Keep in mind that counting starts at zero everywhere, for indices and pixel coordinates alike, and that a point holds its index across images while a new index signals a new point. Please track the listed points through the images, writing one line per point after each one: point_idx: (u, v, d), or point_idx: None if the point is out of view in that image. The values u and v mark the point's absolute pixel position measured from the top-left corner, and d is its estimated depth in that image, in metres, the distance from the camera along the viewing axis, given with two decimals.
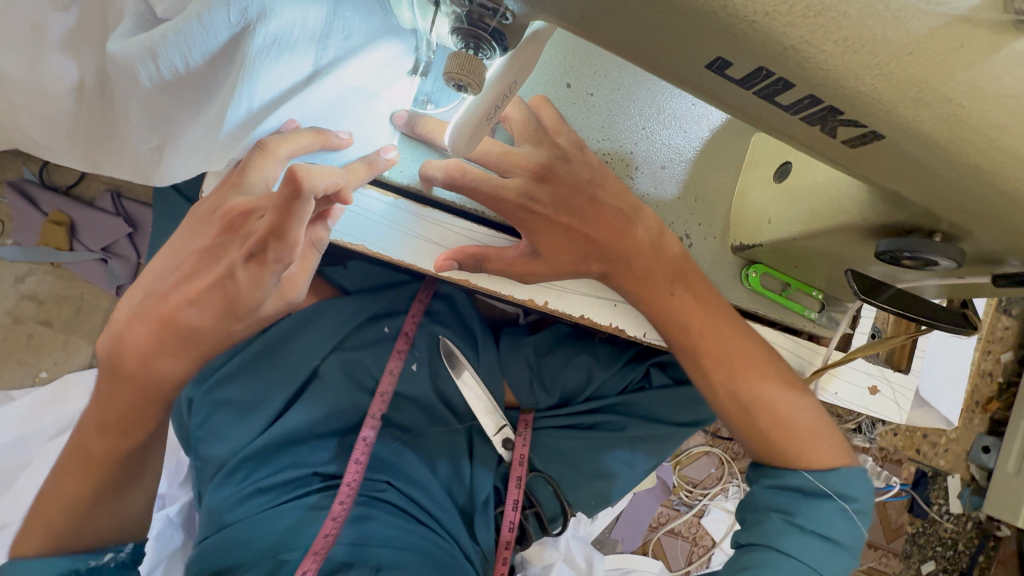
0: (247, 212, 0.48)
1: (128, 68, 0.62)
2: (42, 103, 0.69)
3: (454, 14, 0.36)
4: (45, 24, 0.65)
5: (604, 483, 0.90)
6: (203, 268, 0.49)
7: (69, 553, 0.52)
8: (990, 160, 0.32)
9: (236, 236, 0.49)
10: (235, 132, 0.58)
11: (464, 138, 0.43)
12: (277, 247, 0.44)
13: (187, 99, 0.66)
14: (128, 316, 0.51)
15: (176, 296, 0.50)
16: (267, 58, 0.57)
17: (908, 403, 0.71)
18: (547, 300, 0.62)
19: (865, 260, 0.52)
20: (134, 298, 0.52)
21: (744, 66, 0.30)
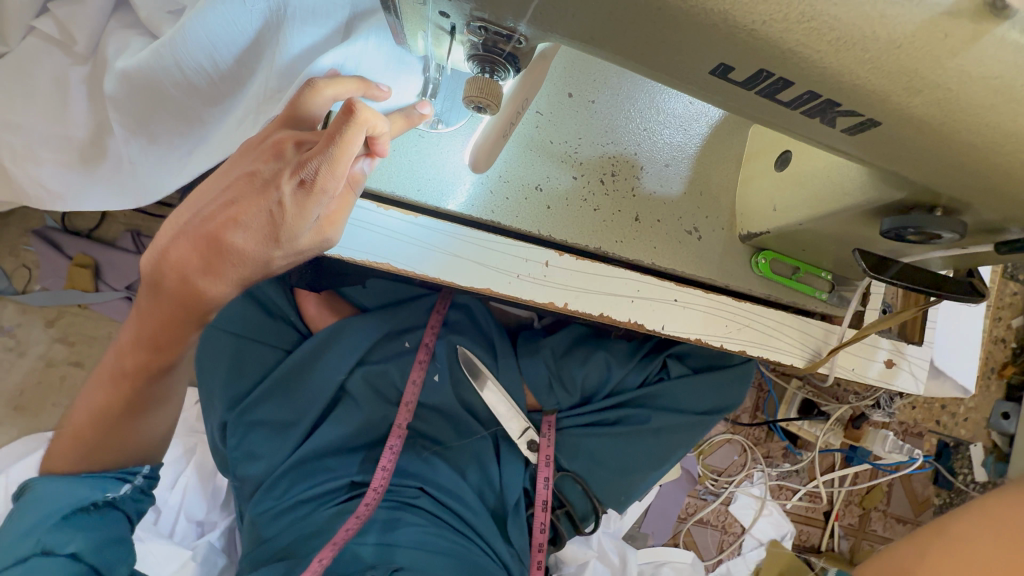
0: (299, 143, 0.45)
1: (149, 82, 0.65)
2: (58, 142, 0.70)
3: (469, 42, 0.38)
4: (67, 77, 0.68)
5: (630, 477, 0.93)
6: (250, 192, 0.43)
7: (94, 476, 0.55)
8: (983, 137, 0.34)
9: (281, 162, 0.44)
10: (282, 79, 0.65)
11: (484, 154, 0.52)
12: (325, 185, 0.42)
13: (215, 98, 0.68)
14: (175, 234, 0.46)
15: (222, 215, 0.43)
16: (305, 26, 0.64)
17: (923, 374, 0.73)
18: (567, 301, 0.62)
19: (871, 239, 0.54)
20: (185, 215, 0.47)
21: (745, 70, 0.32)
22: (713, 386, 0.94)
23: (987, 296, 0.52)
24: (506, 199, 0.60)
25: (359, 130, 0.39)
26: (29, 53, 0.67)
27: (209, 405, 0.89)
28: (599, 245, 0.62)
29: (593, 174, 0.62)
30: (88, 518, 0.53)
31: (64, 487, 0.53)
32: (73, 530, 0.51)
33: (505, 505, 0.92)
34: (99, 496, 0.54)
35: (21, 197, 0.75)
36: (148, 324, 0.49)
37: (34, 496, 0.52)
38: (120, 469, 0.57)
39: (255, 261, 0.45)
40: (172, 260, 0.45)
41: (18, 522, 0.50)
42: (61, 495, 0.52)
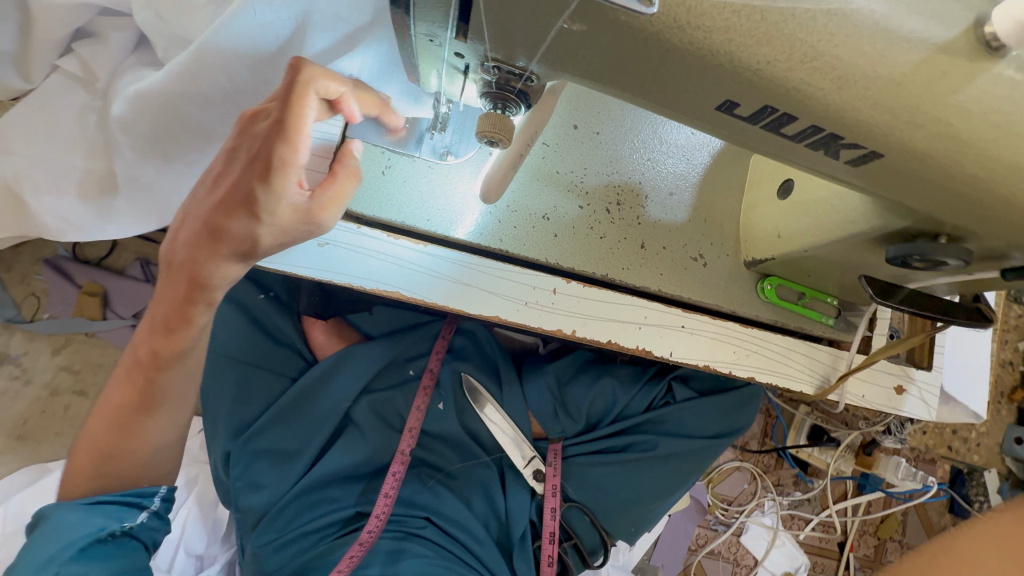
0: (255, 114, 0.45)
1: (165, 101, 0.66)
2: (78, 174, 0.71)
3: (481, 80, 0.39)
4: (86, 112, 0.70)
5: (639, 506, 0.92)
6: (232, 166, 0.45)
7: (110, 502, 0.54)
8: (983, 168, 0.35)
9: (246, 137, 0.44)
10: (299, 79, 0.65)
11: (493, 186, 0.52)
12: (285, 154, 0.40)
13: (233, 109, 0.68)
14: (184, 240, 0.47)
15: (214, 202, 0.45)
16: (328, 30, 0.65)
17: (933, 400, 0.73)
18: (575, 329, 0.62)
19: (875, 265, 0.55)
20: (188, 224, 0.47)
21: (751, 105, 0.33)
22: (721, 410, 0.93)
23: (994, 320, 0.54)
24: (513, 228, 0.61)
25: (307, 92, 0.40)
26: (54, 90, 0.70)
27: (211, 436, 0.88)
28: (606, 272, 0.63)
29: (598, 203, 0.63)
30: (106, 549, 0.53)
31: (80, 516, 0.52)
32: (95, 563, 0.51)
33: (511, 538, 0.91)
34: (115, 527, 0.53)
35: (36, 231, 0.73)
36: (164, 306, 0.50)
37: (49, 527, 0.51)
38: (135, 490, 0.55)
39: (242, 237, 0.45)
40: (181, 240, 0.47)
41: (35, 552, 0.50)
42: (77, 526, 0.51)
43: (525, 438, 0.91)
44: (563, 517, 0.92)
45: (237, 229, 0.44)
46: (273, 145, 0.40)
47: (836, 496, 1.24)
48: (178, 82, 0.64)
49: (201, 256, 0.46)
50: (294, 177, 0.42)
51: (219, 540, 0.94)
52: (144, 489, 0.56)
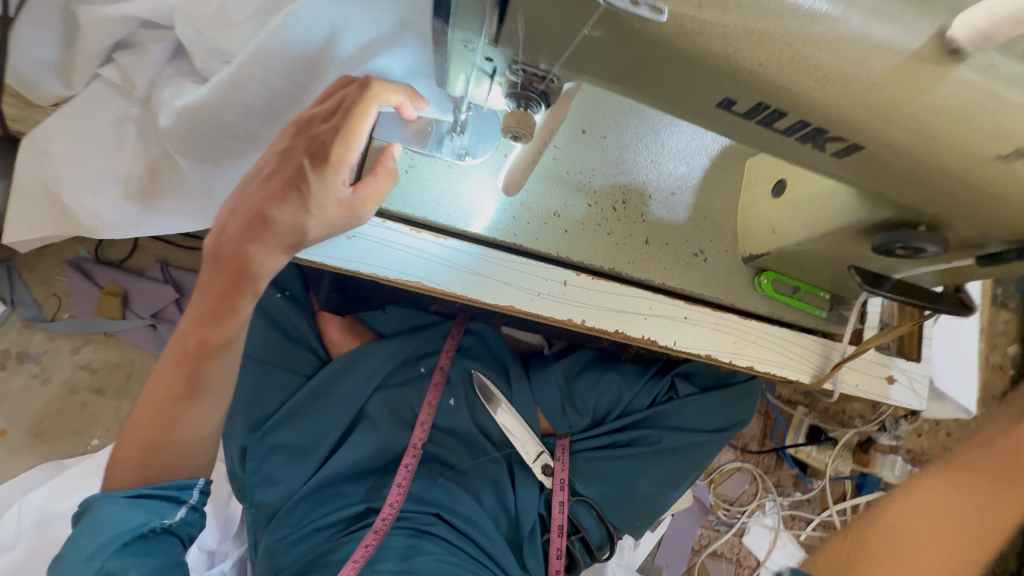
0: (310, 118, 0.53)
1: (208, 113, 0.69)
2: (118, 176, 0.75)
3: (507, 82, 0.44)
4: (123, 118, 0.75)
5: (644, 498, 0.95)
6: (285, 163, 0.51)
7: (151, 496, 0.56)
8: (953, 158, 0.39)
9: (301, 138, 0.52)
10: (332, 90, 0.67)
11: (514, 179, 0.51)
12: (342, 153, 0.50)
13: (273, 115, 0.71)
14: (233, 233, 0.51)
15: (263, 194, 0.50)
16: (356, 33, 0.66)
17: (922, 389, 0.77)
18: (585, 319, 0.66)
19: (863, 257, 0.59)
20: (233, 217, 0.51)
21: (747, 102, 0.38)
22: (722, 405, 0.97)
23: (973, 308, 0.58)
24: (527, 224, 0.65)
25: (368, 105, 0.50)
26: (93, 96, 0.74)
27: (228, 432, 0.90)
28: (613, 266, 0.67)
29: (605, 202, 0.68)
30: (147, 544, 0.55)
31: (122, 511, 0.54)
32: (139, 557, 0.54)
33: (521, 532, 0.93)
34: (154, 522, 0.55)
35: (89, 233, 0.78)
36: (206, 298, 0.54)
37: (93, 520, 0.53)
38: (173, 484, 0.58)
39: (290, 229, 0.51)
40: (229, 232, 0.51)
41: (80, 545, 0.52)
42: (120, 519, 0.53)
43: (532, 433, 0.95)
44: (570, 513, 0.93)
45: (290, 219, 0.50)
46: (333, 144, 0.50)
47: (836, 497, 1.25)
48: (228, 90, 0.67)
49: (251, 246, 0.51)
50: (343, 172, 0.51)
51: (232, 536, 0.95)
52: (181, 484, 0.58)
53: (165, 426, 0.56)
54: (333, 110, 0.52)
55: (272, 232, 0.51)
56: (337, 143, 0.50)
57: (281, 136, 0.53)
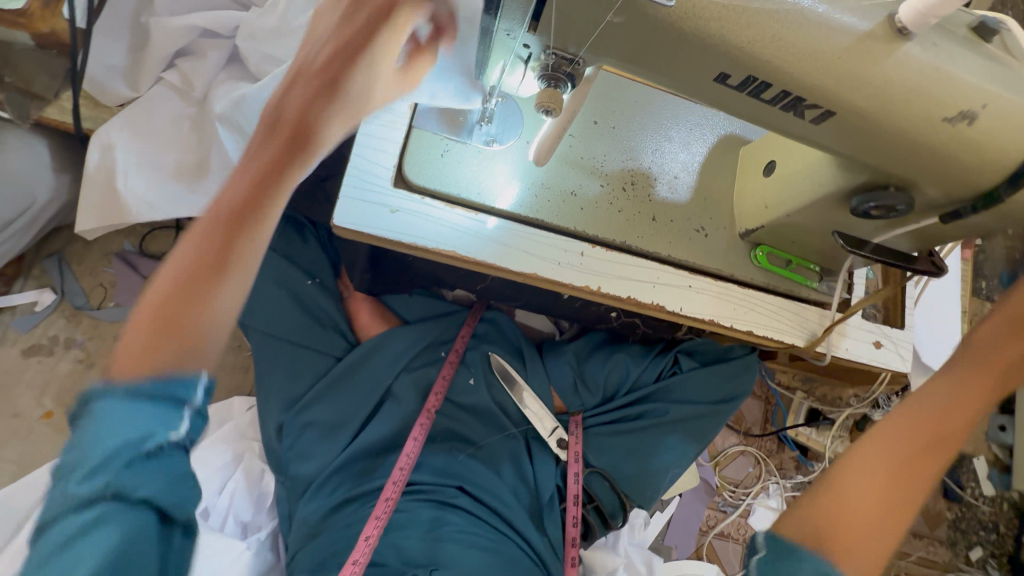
0: None
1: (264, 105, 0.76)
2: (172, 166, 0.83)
3: (539, 66, 0.52)
4: (181, 115, 0.84)
5: (653, 470, 1.01)
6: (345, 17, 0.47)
7: (155, 395, 0.41)
8: (910, 122, 0.48)
9: None
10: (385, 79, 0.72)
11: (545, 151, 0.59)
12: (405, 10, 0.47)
13: None
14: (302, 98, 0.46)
15: (330, 56, 0.47)
16: None
17: (906, 351, 0.84)
18: (600, 286, 0.74)
19: (847, 225, 0.67)
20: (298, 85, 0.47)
21: (739, 76, 0.46)
22: (721, 377, 1.03)
23: (942, 270, 0.67)
24: (547, 202, 0.73)
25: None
26: (156, 98, 0.83)
27: (265, 408, 0.97)
28: (624, 239, 0.75)
29: (616, 183, 0.76)
30: (154, 462, 0.40)
31: (128, 412, 0.39)
32: (147, 472, 0.39)
33: (540, 502, 0.98)
34: (161, 433, 0.40)
35: (127, 215, 0.83)
36: (256, 163, 0.46)
37: (98, 422, 0.39)
38: (164, 382, 0.41)
39: (360, 97, 0.48)
40: (294, 94, 0.47)
41: (86, 449, 0.38)
42: (121, 428, 0.39)
43: (546, 411, 1.00)
44: (585, 484, 1.00)
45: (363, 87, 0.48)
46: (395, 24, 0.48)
47: None
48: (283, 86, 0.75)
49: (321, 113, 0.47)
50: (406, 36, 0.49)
51: (266, 509, 1.00)
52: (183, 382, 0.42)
53: (185, 303, 0.43)
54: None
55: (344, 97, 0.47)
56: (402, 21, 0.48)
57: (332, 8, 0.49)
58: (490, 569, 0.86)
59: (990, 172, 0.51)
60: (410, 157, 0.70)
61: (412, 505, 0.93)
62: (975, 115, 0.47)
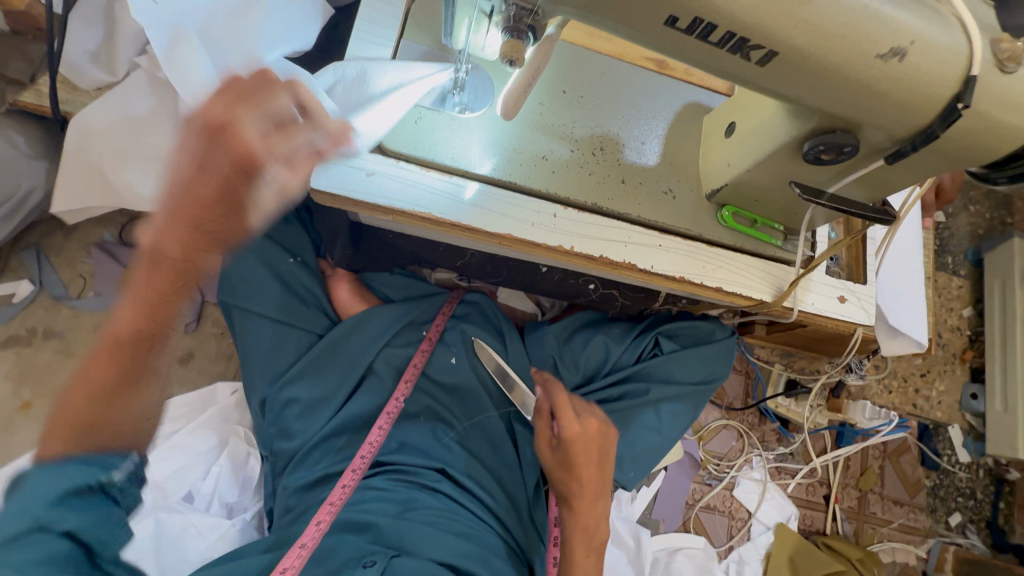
0: None
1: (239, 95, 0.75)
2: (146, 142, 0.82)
3: (502, 18, 0.56)
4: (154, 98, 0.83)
5: (636, 448, 1.03)
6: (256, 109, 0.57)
7: (84, 460, 0.52)
8: (846, 59, 0.52)
9: None
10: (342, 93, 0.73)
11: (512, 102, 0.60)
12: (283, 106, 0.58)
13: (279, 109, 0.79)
14: (165, 215, 0.57)
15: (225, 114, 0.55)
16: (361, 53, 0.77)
17: (871, 306, 0.88)
18: (573, 245, 0.77)
19: (802, 174, 0.70)
20: (165, 199, 0.57)
21: (686, 17, 0.51)
22: (700, 359, 1.05)
23: (897, 218, 0.70)
24: (520, 165, 0.76)
25: (282, 89, 0.58)
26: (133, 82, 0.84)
27: (250, 384, 1.00)
28: (595, 201, 0.78)
29: (585, 148, 0.79)
30: (85, 506, 0.52)
31: (53, 477, 0.50)
32: (71, 513, 0.50)
33: (526, 488, 1.01)
34: (91, 475, 0.52)
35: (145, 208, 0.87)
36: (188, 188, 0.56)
37: (30, 486, 0.50)
38: (100, 456, 0.53)
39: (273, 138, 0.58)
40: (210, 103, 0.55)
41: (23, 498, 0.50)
42: (52, 484, 0.50)
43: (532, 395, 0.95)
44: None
45: (262, 195, 0.60)
46: (241, 119, 0.55)
47: (818, 451, 1.36)
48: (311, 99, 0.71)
49: (223, 219, 0.58)
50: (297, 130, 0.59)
51: (250, 492, 1.00)
52: (100, 461, 0.53)
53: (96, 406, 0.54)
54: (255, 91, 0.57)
55: (251, 211, 0.60)
56: (245, 113, 0.55)
57: (199, 145, 0.56)
58: (461, 555, 0.85)
59: (926, 109, 0.55)
60: None
61: (390, 484, 0.93)
62: (905, 51, 0.51)
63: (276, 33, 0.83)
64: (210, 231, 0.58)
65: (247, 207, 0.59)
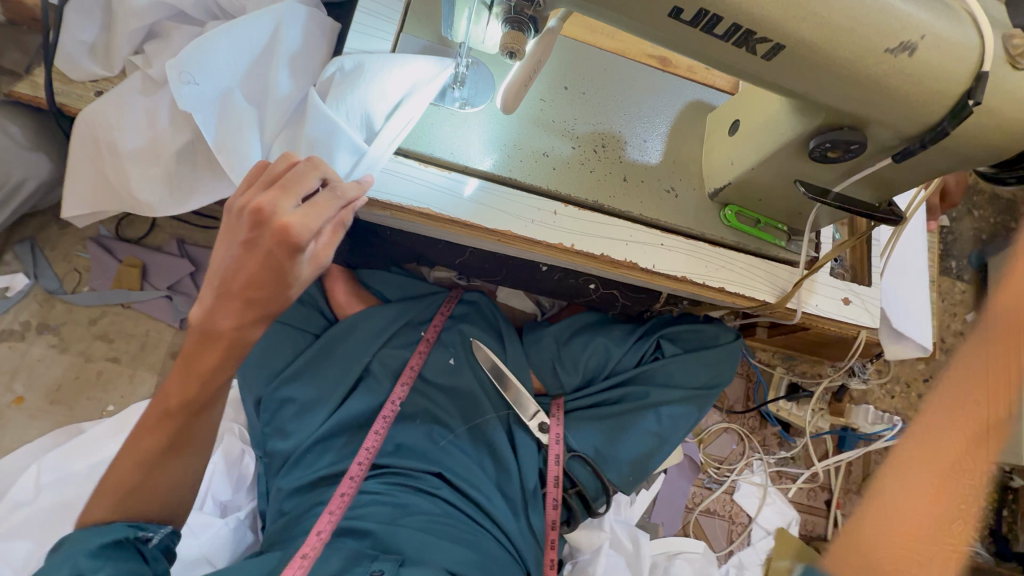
0: None
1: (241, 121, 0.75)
2: (154, 153, 0.81)
3: (503, 10, 0.55)
4: (155, 107, 0.81)
5: (639, 455, 1.00)
6: (281, 187, 0.55)
7: (122, 520, 0.61)
8: (855, 54, 0.50)
9: None
10: (340, 85, 0.72)
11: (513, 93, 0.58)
12: (300, 171, 0.56)
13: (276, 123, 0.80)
14: (215, 297, 0.57)
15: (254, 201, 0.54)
16: (361, 43, 0.76)
17: (876, 309, 0.87)
18: (573, 243, 0.75)
19: (807, 173, 0.68)
20: (214, 280, 0.57)
21: (690, 9, 0.50)
22: (701, 362, 1.03)
23: (904, 219, 0.69)
24: (520, 161, 0.75)
25: (313, 169, 0.57)
26: (125, 87, 0.82)
27: (244, 384, 0.98)
28: (596, 198, 0.77)
29: (587, 145, 0.78)
30: (119, 553, 0.60)
31: (99, 532, 0.60)
32: (102, 559, 0.58)
33: (525, 492, 0.97)
34: (131, 532, 0.61)
35: (148, 213, 0.84)
36: (236, 273, 0.55)
37: (77, 541, 0.59)
38: (144, 522, 0.63)
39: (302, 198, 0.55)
40: (243, 194, 0.56)
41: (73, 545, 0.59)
42: (100, 534, 0.59)
43: (528, 395, 1.00)
44: (566, 467, 0.98)
45: (303, 266, 0.56)
46: (277, 201, 0.53)
47: (819, 456, 1.35)
48: (314, 97, 0.70)
49: (265, 291, 0.56)
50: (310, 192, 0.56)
51: (245, 490, 1.00)
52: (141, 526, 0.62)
53: (144, 476, 0.62)
54: (274, 179, 0.57)
55: (292, 282, 0.56)
56: (282, 196, 0.54)
57: (240, 226, 0.55)
58: (458, 561, 0.84)
59: (935, 105, 0.53)
60: (382, 119, 0.72)
61: (385, 487, 0.92)
62: (915, 45, 0.50)
63: (296, 63, 0.78)
64: (256, 304, 0.56)
65: (289, 277, 0.55)
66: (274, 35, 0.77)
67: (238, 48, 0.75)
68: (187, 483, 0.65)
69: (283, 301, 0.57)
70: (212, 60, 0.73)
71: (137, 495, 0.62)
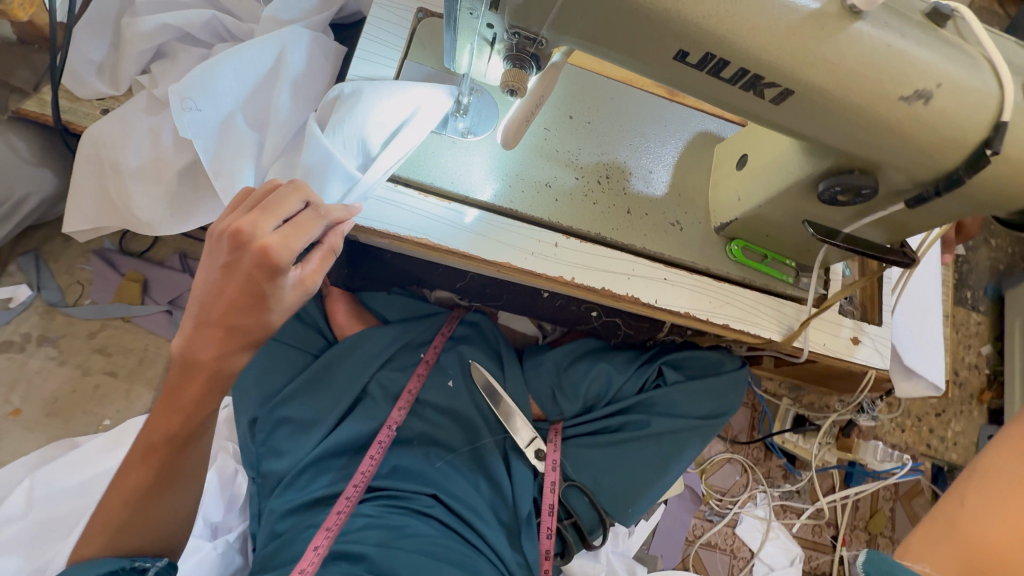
0: None
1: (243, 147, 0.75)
2: (155, 172, 0.81)
3: (505, 47, 0.54)
4: (159, 126, 0.82)
5: (637, 488, 0.96)
6: (260, 208, 0.54)
7: (116, 554, 0.59)
8: (868, 101, 0.49)
9: None
10: (338, 112, 0.71)
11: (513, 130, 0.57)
12: (281, 194, 0.56)
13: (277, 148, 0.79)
14: (203, 326, 0.56)
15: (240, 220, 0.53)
16: (364, 70, 0.75)
17: (887, 350, 0.84)
18: (574, 275, 0.74)
19: (816, 213, 0.66)
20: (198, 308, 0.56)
21: (696, 53, 0.48)
22: (704, 393, 1.00)
23: (915, 260, 0.67)
24: (521, 192, 0.74)
25: (295, 191, 0.56)
26: (131, 107, 0.82)
27: (240, 403, 0.97)
28: (598, 231, 0.75)
29: (590, 175, 0.77)
30: None
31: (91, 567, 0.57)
32: None
33: (518, 518, 0.94)
34: (124, 563, 0.59)
35: (146, 231, 0.83)
36: (223, 301, 0.54)
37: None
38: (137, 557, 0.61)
39: (283, 220, 0.54)
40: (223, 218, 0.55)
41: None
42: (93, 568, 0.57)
43: (522, 417, 0.98)
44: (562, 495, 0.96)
45: (286, 290, 0.55)
46: (256, 222, 0.52)
47: (826, 490, 1.31)
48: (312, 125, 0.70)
49: (248, 318, 0.55)
50: (292, 213, 0.55)
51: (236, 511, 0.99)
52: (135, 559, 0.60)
53: (128, 510, 0.60)
54: (255, 201, 0.56)
55: (274, 307, 0.55)
56: (262, 217, 0.53)
57: (220, 249, 0.54)
58: None
59: (952, 152, 0.51)
60: (378, 146, 0.71)
61: (379, 510, 0.90)
62: (931, 94, 0.48)
63: (299, 90, 0.78)
64: (238, 332, 0.56)
65: (276, 306, 0.54)
66: (277, 62, 0.77)
67: (239, 74, 0.75)
68: (173, 515, 0.64)
69: (265, 327, 0.57)
70: (215, 88, 0.74)
71: (124, 532, 0.60)
